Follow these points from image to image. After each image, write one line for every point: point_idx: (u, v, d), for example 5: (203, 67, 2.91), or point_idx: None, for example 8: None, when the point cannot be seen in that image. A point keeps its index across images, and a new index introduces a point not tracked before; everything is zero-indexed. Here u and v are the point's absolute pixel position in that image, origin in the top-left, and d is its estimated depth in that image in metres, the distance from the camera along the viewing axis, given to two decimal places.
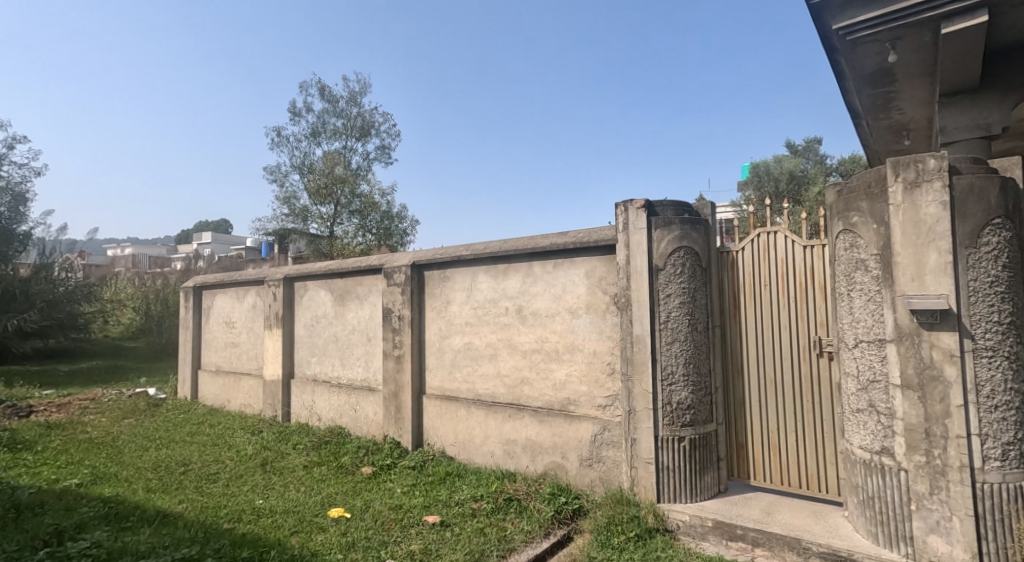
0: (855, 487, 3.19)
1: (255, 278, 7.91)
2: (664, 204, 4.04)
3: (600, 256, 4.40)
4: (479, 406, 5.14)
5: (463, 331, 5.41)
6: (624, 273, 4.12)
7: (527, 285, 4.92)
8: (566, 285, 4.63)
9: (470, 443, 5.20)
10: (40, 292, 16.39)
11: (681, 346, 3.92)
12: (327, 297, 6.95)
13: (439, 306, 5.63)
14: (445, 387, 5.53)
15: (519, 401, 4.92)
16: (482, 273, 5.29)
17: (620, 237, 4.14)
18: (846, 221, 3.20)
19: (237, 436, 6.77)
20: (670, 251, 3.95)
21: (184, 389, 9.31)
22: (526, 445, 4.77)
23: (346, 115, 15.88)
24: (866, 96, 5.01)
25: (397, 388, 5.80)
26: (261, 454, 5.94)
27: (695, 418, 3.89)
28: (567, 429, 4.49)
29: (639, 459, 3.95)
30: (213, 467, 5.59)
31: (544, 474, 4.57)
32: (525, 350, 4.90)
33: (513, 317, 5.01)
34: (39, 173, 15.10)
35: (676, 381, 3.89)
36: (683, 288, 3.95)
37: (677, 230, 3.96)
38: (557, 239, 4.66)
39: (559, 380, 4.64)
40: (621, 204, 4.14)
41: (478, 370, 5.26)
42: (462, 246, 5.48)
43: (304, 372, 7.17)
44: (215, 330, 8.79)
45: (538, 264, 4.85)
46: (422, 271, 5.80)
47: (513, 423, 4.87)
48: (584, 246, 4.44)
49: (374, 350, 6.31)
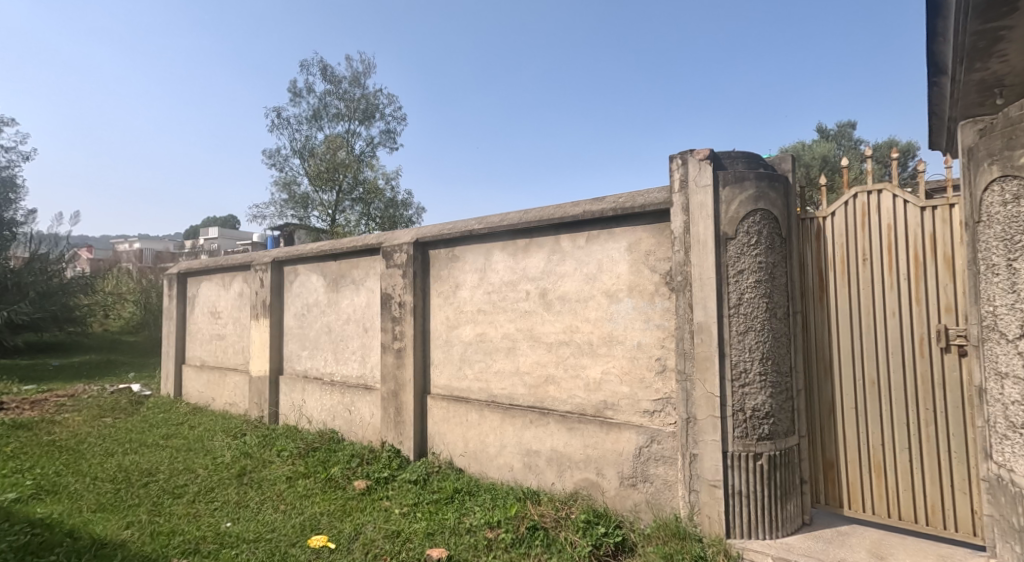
0: (1018, 532, 2.31)
1: (242, 263, 7.10)
2: (734, 155, 3.17)
3: (648, 226, 3.54)
4: (494, 409, 4.30)
5: (474, 319, 4.56)
6: (680, 244, 3.26)
7: (553, 264, 4.07)
8: (603, 262, 3.78)
9: (483, 453, 4.37)
10: (32, 283, 15.66)
11: (757, 337, 3.05)
12: (320, 282, 6.13)
13: (447, 291, 4.78)
14: (453, 386, 4.69)
15: (543, 404, 4.07)
16: (499, 251, 4.44)
17: (676, 197, 3.28)
18: (1007, 164, 2.33)
19: (216, 439, 5.96)
20: (743, 213, 3.08)
21: (167, 386, 8.52)
22: (551, 457, 3.93)
23: (348, 97, 15.04)
24: (969, 35, 4.08)
25: (398, 387, 4.96)
26: (239, 462, 5.12)
27: (774, 429, 3.02)
28: (604, 440, 3.64)
29: (701, 480, 3.09)
30: (182, 478, 4.78)
31: (575, 494, 3.72)
32: (550, 342, 4.05)
33: (535, 302, 4.17)
34: (27, 157, 14.50)
35: (750, 381, 3.03)
36: (758, 262, 3.08)
37: (752, 188, 3.09)
38: (591, 207, 3.81)
39: (593, 379, 3.79)
40: (677, 156, 3.28)
41: (493, 366, 4.41)
42: (474, 219, 4.63)
43: (294, 368, 6.35)
44: (200, 321, 7.98)
45: (567, 238, 4.00)
46: (427, 249, 4.96)
47: (536, 431, 4.03)
48: (628, 212, 3.58)
49: (371, 343, 5.48)
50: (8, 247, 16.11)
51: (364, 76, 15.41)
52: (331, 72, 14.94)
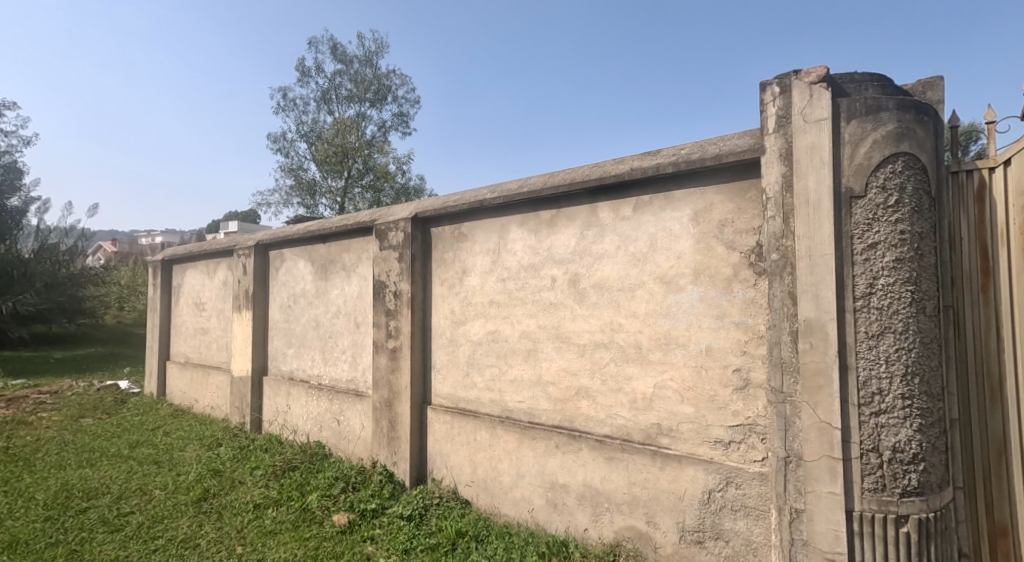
0: None
1: (226, 248, 6.27)
2: (860, 78, 2.17)
3: (724, 186, 2.57)
4: (509, 429, 3.38)
5: (485, 313, 3.63)
6: (776, 207, 2.27)
7: (588, 242, 3.11)
8: (657, 237, 2.81)
9: (496, 483, 3.46)
10: (39, 272, 14.99)
11: (898, 342, 2.05)
12: (307, 269, 5.25)
13: (452, 278, 3.85)
14: (458, 396, 3.77)
15: (572, 425, 3.13)
16: (517, 227, 3.49)
17: (769, 140, 2.30)
18: None
19: (187, 451, 5.12)
20: (878, 159, 2.08)
21: (150, 384, 7.74)
22: (583, 495, 3.01)
23: (359, 78, 14.20)
24: None
25: (392, 396, 4.05)
26: (202, 483, 4.26)
27: (924, 480, 2.02)
28: (658, 478, 2.71)
29: (810, 550, 2.11)
30: (129, 502, 3.94)
31: (617, 548, 2.81)
32: (583, 344, 3.10)
33: (563, 292, 3.22)
34: (27, 140, 13.88)
35: (888, 408, 2.03)
36: (899, 232, 2.08)
37: (892, 122, 2.08)
38: (641, 164, 2.85)
39: (642, 395, 2.83)
40: (774, 82, 2.29)
41: (507, 373, 3.48)
42: (486, 188, 3.70)
43: (279, 368, 5.49)
44: (185, 313, 7.18)
45: (607, 207, 3.03)
46: (429, 227, 4.04)
47: (564, 460, 3.10)
48: (695, 168, 2.61)
49: (363, 341, 4.58)
50: (14, 237, 15.53)
51: (377, 55, 14.53)
52: (341, 51, 14.06)
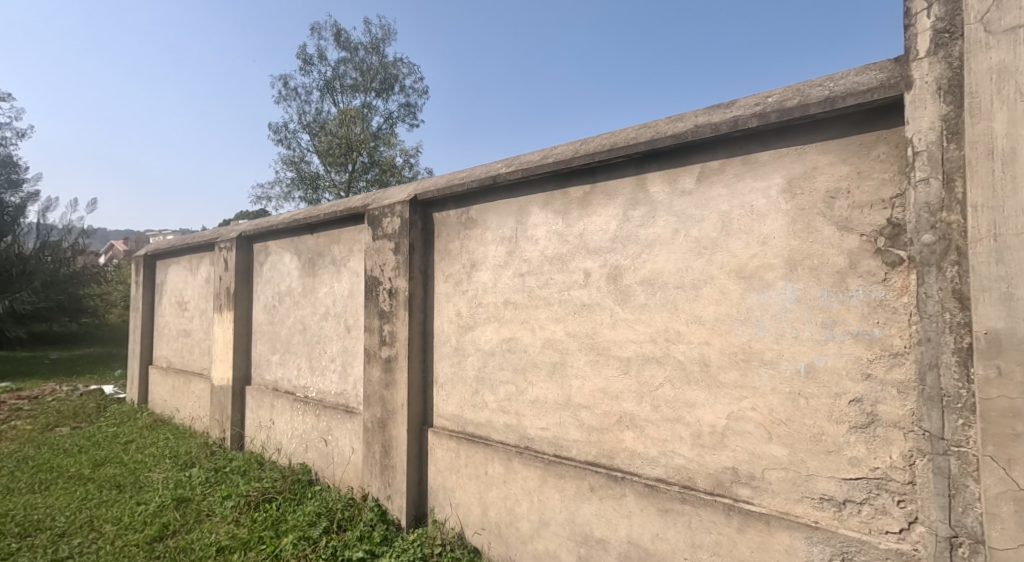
0: None
1: (208, 240, 5.61)
2: None
3: (834, 145, 1.85)
4: (529, 463, 2.67)
5: (499, 317, 2.92)
6: (932, 164, 1.54)
7: (633, 226, 2.39)
8: (731, 217, 2.09)
9: (511, 529, 2.76)
10: (38, 269, 14.42)
11: None
12: (294, 264, 4.57)
13: (458, 273, 3.15)
14: (465, 418, 3.06)
15: (611, 462, 2.41)
16: (539, 208, 2.78)
17: (920, 68, 1.57)
18: None
19: (155, 471, 4.46)
20: None
21: (132, 391, 7.10)
22: (628, 555, 2.30)
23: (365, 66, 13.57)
24: None
25: (385, 415, 3.35)
26: (162, 516, 3.59)
27: None
28: (735, 544, 1.99)
29: None
30: (69, 543, 3.29)
31: None
32: (626, 359, 2.38)
33: (599, 290, 2.50)
34: (24, 131, 13.36)
35: None
36: None
37: None
38: (709, 119, 2.12)
39: (710, 429, 2.11)
40: None
41: (526, 393, 2.77)
42: (501, 162, 3.00)
43: (263, 377, 4.82)
44: (168, 314, 6.54)
45: (660, 179, 2.31)
46: (430, 211, 3.34)
47: (601, 509, 2.39)
48: (792, 119, 1.89)
49: (354, 348, 3.89)
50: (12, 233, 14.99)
51: (383, 43, 13.87)
52: (346, 38, 13.42)
